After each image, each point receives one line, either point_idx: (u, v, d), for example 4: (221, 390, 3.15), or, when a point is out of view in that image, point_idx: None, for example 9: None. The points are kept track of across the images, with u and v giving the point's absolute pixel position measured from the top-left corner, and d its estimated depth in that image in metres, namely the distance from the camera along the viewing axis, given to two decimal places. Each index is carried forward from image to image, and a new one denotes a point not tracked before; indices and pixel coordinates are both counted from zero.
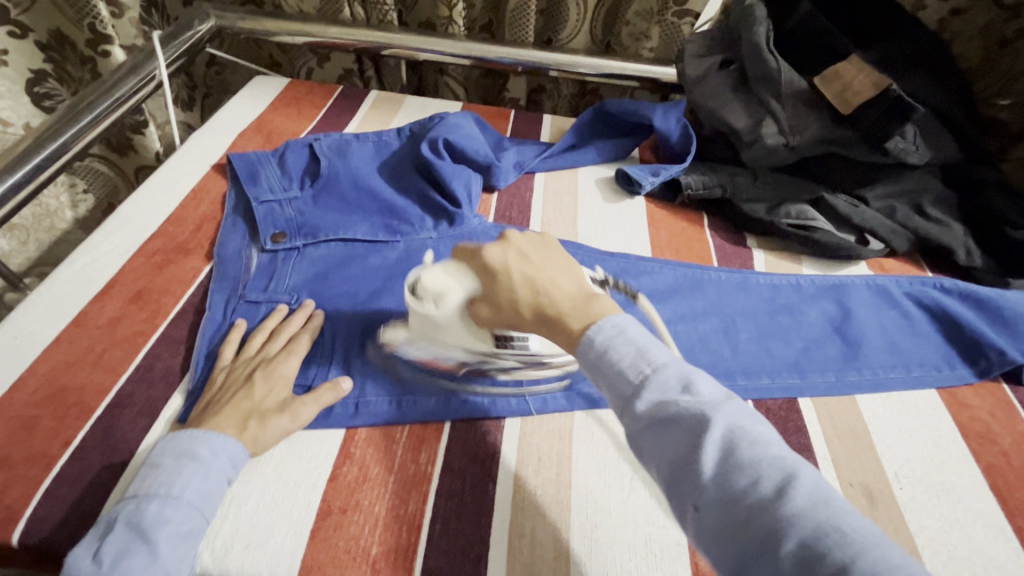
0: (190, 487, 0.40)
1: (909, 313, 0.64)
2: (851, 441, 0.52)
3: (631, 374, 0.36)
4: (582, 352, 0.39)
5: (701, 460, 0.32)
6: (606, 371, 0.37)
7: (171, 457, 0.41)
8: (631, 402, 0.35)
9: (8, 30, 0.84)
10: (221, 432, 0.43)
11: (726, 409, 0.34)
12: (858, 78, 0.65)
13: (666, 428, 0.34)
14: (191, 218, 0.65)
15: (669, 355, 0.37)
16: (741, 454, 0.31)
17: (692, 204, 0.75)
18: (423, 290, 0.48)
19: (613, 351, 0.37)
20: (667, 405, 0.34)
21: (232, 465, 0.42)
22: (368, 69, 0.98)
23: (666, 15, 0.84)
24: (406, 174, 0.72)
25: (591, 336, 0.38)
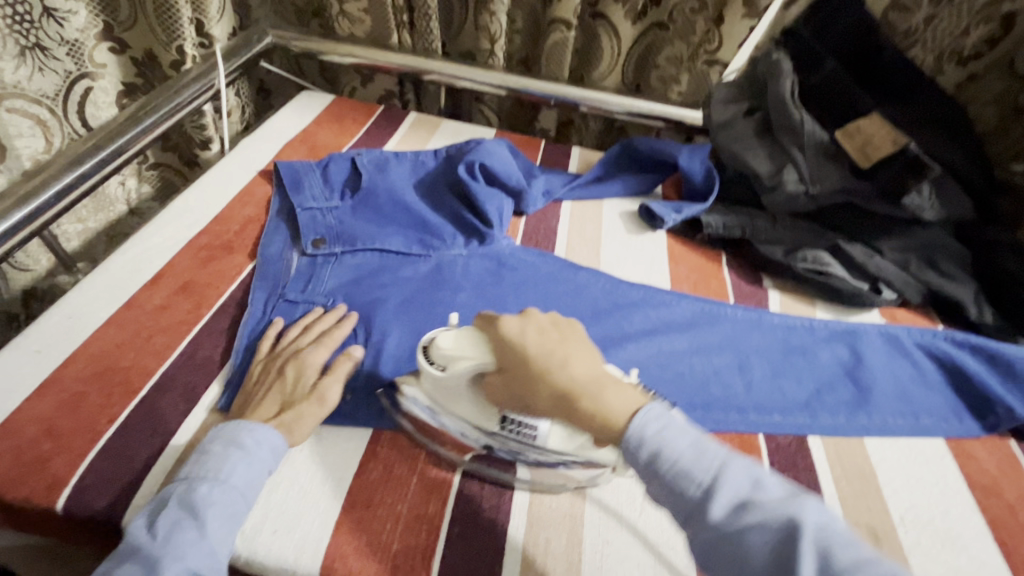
0: (235, 474, 0.41)
1: (919, 363, 0.66)
2: (858, 482, 0.54)
3: (694, 475, 0.38)
4: (631, 451, 0.40)
5: (802, 563, 0.32)
6: (672, 482, 0.38)
7: (221, 444, 0.43)
8: (704, 507, 0.37)
9: (109, 46, 0.82)
10: (264, 423, 0.45)
11: (804, 507, 0.35)
12: (879, 134, 0.68)
13: (748, 534, 0.34)
14: (237, 219, 0.69)
15: (726, 452, 0.39)
16: (841, 557, 0.32)
17: (711, 243, 0.78)
18: (436, 354, 0.47)
19: (667, 447, 0.39)
20: (744, 509, 0.36)
21: (274, 454, 0.44)
22: (409, 92, 1.04)
23: (697, 62, 0.89)
24: (440, 193, 0.76)
25: (637, 426, 0.40)
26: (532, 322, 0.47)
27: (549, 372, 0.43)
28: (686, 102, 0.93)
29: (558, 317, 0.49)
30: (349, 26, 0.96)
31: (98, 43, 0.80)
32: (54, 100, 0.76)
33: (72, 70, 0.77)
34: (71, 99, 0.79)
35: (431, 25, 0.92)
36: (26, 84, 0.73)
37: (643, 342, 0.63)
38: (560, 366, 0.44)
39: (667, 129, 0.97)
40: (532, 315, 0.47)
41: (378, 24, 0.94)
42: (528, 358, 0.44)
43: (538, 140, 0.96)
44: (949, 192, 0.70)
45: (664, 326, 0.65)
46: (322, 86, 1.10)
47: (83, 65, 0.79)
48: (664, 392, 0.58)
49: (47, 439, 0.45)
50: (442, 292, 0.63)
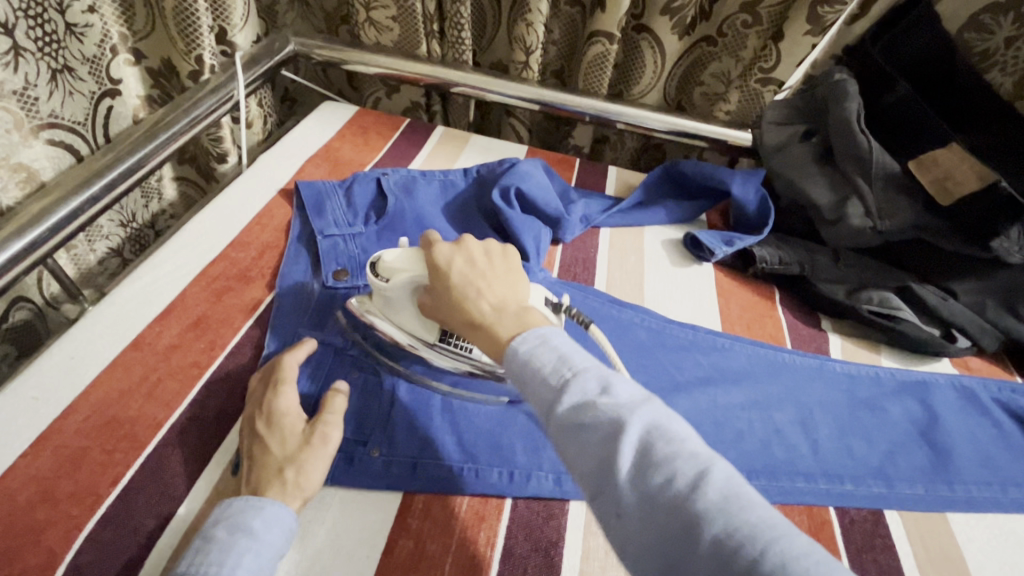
0: (242, 565, 0.36)
1: (1000, 424, 0.59)
2: (948, 569, 0.47)
3: (552, 379, 0.36)
4: (513, 362, 0.39)
5: (624, 458, 0.32)
6: (540, 385, 0.36)
7: (226, 529, 0.38)
8: (552, 407, 0.35)
9: (127, 59, 0.78)
10: (275, 499, 0.40)
11: (644, 409, 0.34)
12: (960, 166, 0.62)
13: (583, 433, 0.34)
14: (255, 244, 0.64)
15: (591, 361, 0.37)
16: (659, 450, 0.32)
17: (763, 278, 0.72)
18: (383, 267, 0.52)
19: (536, 358, 0.38)
20: (588, 408, 0.34)
21: (284, 537, 0.39)
22: (436, 104, 0.98)
23: (749, 82, 0.82)
24: (473, 219, 0.70)
25: (521, 340, 0.39)
26: (468, 246, 0.49)
27: (467, 292, 0.45)
28: (734, 122, 0.86)
29: (494, 245, 0.50)
30: (376, 34, 0.90)
31: (117, 56, 0.76)
32: (84, 125, 0.72)
33: (95, 89, 0.73)
34: (98, 120, 0.75)
35: (462, 34, 0.87)
36: (60, 112, 0.69)
37: (695, 393, 0.57)
38: (480, 289, 0.45)
39: (709, 148, 0.91)
40: (468, 242, 0.49)
41: (407, 32, 0.88)
42: (451, 278, 0.46)
43: (572, 158, 0.91)
44: None
45: (717, 373, 0.59)
46: (345, 95, 1.05)
47: (107, 84, 0.75)
48: (721, 454, 0.53)
49: (43, 506, 0.41)
50: None
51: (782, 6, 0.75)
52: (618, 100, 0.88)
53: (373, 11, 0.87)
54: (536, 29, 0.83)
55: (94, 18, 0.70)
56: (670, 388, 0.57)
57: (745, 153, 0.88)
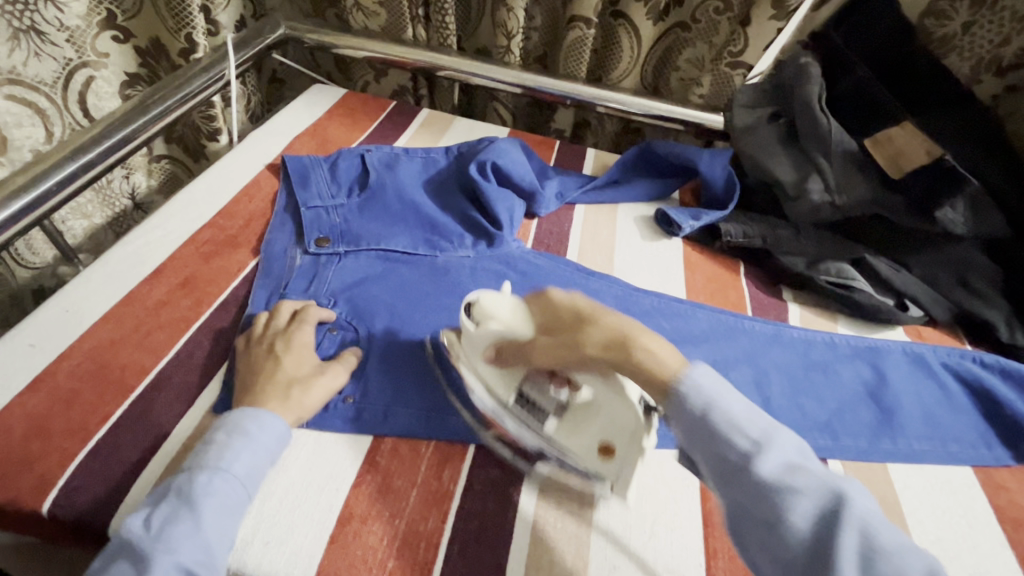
0: (237, 462, 0.41)
1: (947, 386, 0.62)
2: (883, 513, 0.51)
3: (726, 432, 0.39)
4: (675, 407, 0.41)
5: (798, 513, 0.35)
6: (709, 435, 0.39)
7: (225, 433, 0.42)
8: (724, 456, 0.38)
9: (112, 35, 0.81)
10: (269, 412, 0.44)
11: (815, 471, 0.37)
12: (910, 145, 0.66)
13: (755, 485, 0.37)
14: (243, 213, 0.68)
15: (756, 414, 0.40)
16: (799, 499, 0.35)
17: (729, 252, 0.75)
18: (479, 310, 0.48)
19: (708, 407, 0.40)
20: (759, 461, 0.37)
21: (275, 440, 0.43)
22: (423, 88, 1.02)
23: (720, 65, 0.86)
24: (450, 193, 0.73)
25: (685, 386, 0.41)
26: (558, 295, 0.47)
27: (570, 337, 0.44)
28: (707, 106, 0.90)
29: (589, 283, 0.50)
30: (363, 19, 0.94)
31: (102, 32, 0.79)
32: (52, 87, 0.75)
33: (71, 57, 0.76)
34: (70, 84, 0.77)
35: (446, 20, 0.90)
36: (22, 70, 0.72)
37: None
38: (584, 329, 0.44)
39: (685, 131, 0.95)
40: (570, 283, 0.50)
41: (393, 17, 0.92)
42: (569, 314, 0.45)
43: (552, 140, 0.94)
44: (985, 205, 0.65)
45: (676, 335, 0.63)
46: (337, 78, 1.08)
47: (87, 55, 0.78)
48: None
49: (37, 438, 0.44)
50: (450, 297, 0.61)
51: None
52: (596, 84, 0.91)
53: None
54: (516, 14, 0.86)
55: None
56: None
57: (718, 135, 0.91)
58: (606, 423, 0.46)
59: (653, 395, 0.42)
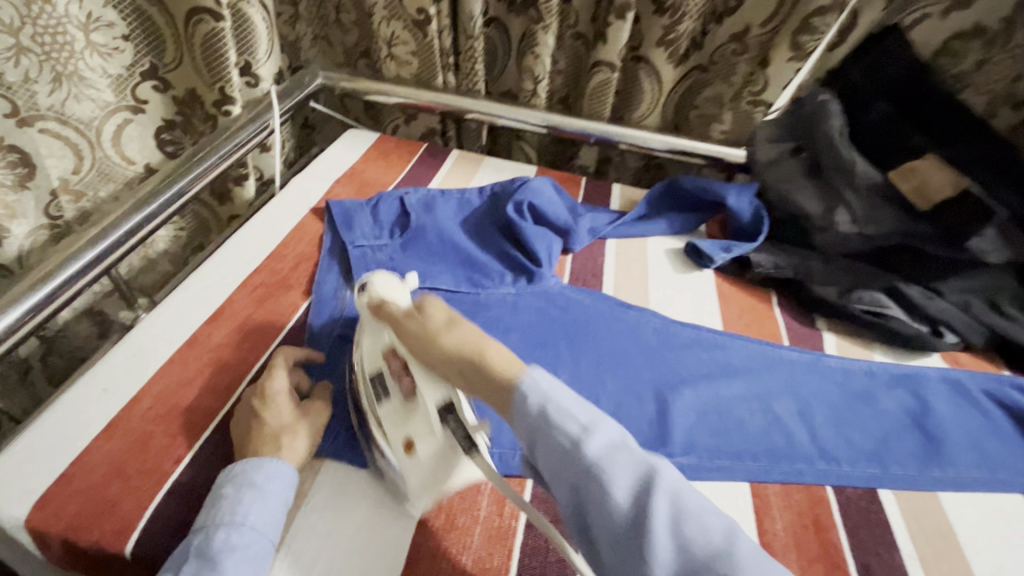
0: (251, 513, 0.42)
1: (989, 413, 0.63)
2: (940, 543, 0.51)
3: (568, 430, 0.38)
4: (516, 409, 0.40)
5: (622, 496, 0.36)
6: (544, 434, 0.39)
7: (231, 487, 0.43)
8: (565, 454, 0.38)
9: (153, 85, 0.86)
10: (273, 457, 0.45)
11: (622, 457, 0.37)
12: (935, 176, 0.70)
13: (599, 477, 0.37)
14: (292, 256, 0.70)
15: (589, 408, 0.40)
16: (615, 478, 0.36)
17: (760, 283, 0.77)
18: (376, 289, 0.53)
19: (549, 405, 0.39)
20: (609, 454, 0.37)
21: (284, 479, 0.44)
22: (451, 130, 1.06)
23: (741, 103, 0.89)
24: (488, 232, 0.76)
25: (523, 387, 0.40)
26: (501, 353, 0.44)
27: (434, 330, 0.46)
28: (729, 141, 0.93)
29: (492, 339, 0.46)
30: (396, 68, 0.98)
31: (142, 81, 0.84)
32: (86, 126, 0.78)
33: (111, 101, 0.81)
34: (105, 125, 0.81)
35: (475, 67, 0.95)
36: (65, 110, 0.75)
37: (697, 386, 0.61)
38: (446, 329, 0.46)
39: (707, 165, 0.98)
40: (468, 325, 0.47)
41: (424, 65, 0.96)
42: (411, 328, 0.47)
43: (578, 177, 0.97)
44: (1013, 232, 0.67)
45: (716, 365, 0.64)
46: (366, 122, 1.13)
47: (130, 101, 0.83)
48: (724, 440, 0.57)
49: (114, 481, 0.46)
50: (497, 334, 0.63)
51: (768, 35, 0.82)
52: (619, 123, 0.94)
53: (393, 47, 0.95)
54: (543, 60, 0.91)
55: (123, 45, 0.79)
56: (675, 380, 0.62)
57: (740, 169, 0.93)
58: (423, 425, 0.45)
59: (496, 400, 0.42)
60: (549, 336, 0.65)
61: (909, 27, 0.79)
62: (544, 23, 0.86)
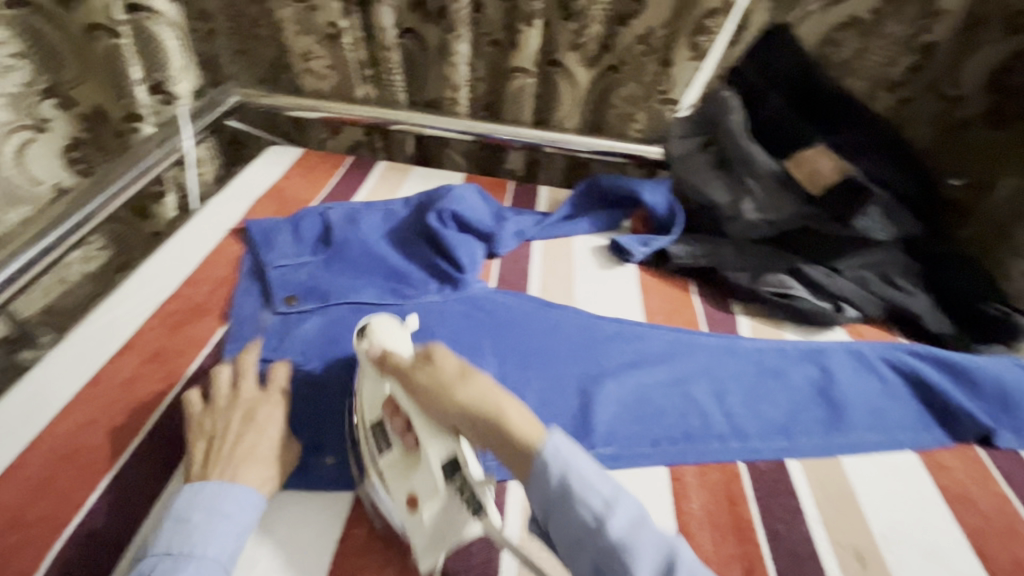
0: (221, 547, 0.42)
1: (886, 378, 0.68)
2: (841, 505, 0.55)
3: (591, 510, 0.39)
4: (535, 481, 0.41)
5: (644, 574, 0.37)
6: (565, 511, 0.39)
7: (201, 513, 0.43)
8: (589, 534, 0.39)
9: (55, 102, 0.84)
10: (245, 485, 0.46)
11: (646, 539, 0.38)
12: (822, 163, 0.74)
13: (620, 560, 0.37)
14: (207, 280, 0.69)
15: (614, 485, 0.40)
16: (638, 560, 0.37)
17: (679, 273, 0.80)
18: (375, 338, 0.51)
19: (570, 483, 0.40)
20: (627, 538, 0.38)
21: (254, 511, 0.45)
22: (377, 141, 1.06)
23: (653, 102, 0.94)
24: (413, 242, 0.77)
25: (543, 457, 0.40)
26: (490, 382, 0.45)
27: (448, 382, 0.44)
28: (645, 138, 0.97)
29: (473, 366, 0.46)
30: (315, 82, 0.97)
31: (41, 99, 0.82)
32: None
33: (10, 119, 0.79)
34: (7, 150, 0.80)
35: (395, 77, 0.95)
36: None
37: (619, 377, 0.64)
38: (459, 380, 0.44)
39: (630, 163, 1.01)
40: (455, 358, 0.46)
41: (342, 78, 0.96)
42: (417, 377, 0.45)
43: (507, 182, 0.98)
44: (894, 214, 0.75)
45: (638, 355, 0.67)
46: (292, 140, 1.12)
47: (31, 120, 0.82)
48: (644, 427, 0.59)
49: (11, 533, 0.44)
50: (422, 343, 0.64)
51: (670, 37, 0.86)
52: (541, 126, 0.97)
53: (309, 61, 0.94)
54: (461, 69, 0.92)
55: (18, 63, 0.78)
56: (598, 374, 0.64)
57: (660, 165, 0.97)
58: (426, 483, 0.44)
59: (514, 462, 0.42)
60: (476, 340, 0.66)
61: (796, 25, 0.85)
62: (457, 32, 0.88)
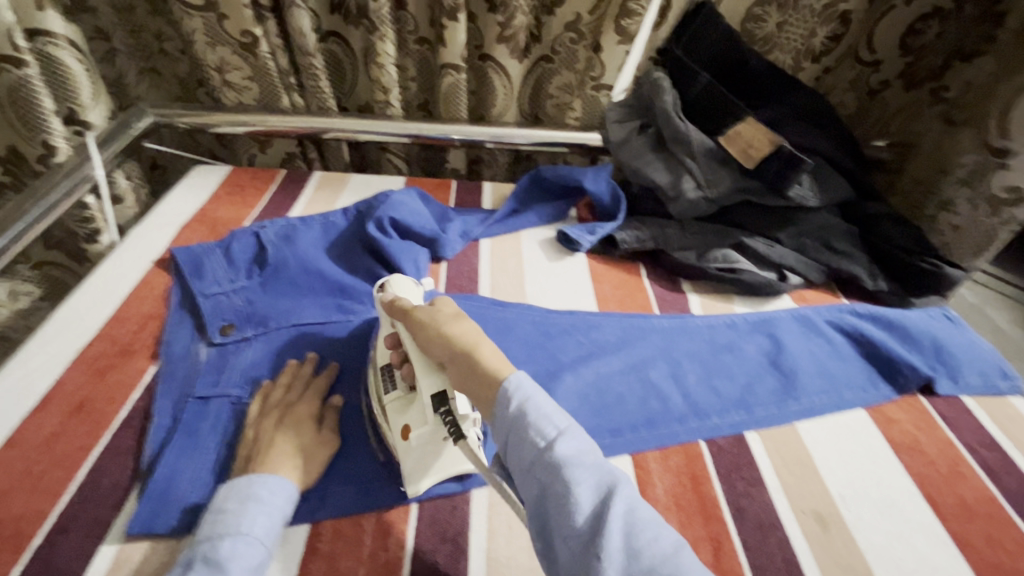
0: (258, 525, 0.43)
1: (832, 340, 0.70)
2: (800, 470, 0.56)
3: (538, 441, 0.41)
4: (496, 412, 0.43)
5: (580, 497, 0.38)
6: (518, 435, 0.41)
7: (235, 501, 0.44)
8: (535, 459, 0.40)
9: None
10: (275, 473, 0.46)
11: (590, 465, 0.40)
12: (756, 137, 0.74)
13: (562, 481, 0.39)
14: (134, 318, 0.64)
15: (567, 418, 0.43)
16: (577, 480, 0.39)
17: (628, 257, 0.82)
18: (389, 288, 0.59)
19: (524, 413, 0.42)
20: (570, 463, 0.39)
21: (287, 502, 0.45)
22: (311, 151, 1.01)
23: (585, 89, 0.93)
24: (355, 253, 0.74)
25: (507, 388, 0.43)
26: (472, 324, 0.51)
27: (441, 319, 0.50)
28: (584, 125, 0.96)
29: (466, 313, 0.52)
30: (235, 94, 0.92)
31: None
32: None
33: None
34: None
35: (321, 83, 0.91)
36: None
37: (576, 369, 0.63)
38: (451, 320, 0.50)
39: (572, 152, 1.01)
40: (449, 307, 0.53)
41: (265, 88, 0.91)
42: (414, 315, 0.52)
43: (450, 181, 0.97)
44: (825, 179, 0.76)
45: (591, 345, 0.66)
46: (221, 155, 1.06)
47: None
48: (605, 417, 0.59)
49: None
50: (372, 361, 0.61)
51: (597, 22, 0.85)
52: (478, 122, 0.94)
53: (226, 73, 0.89)
54: (387, 69, 0.88)
55: None
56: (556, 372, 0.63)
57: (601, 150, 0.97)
58: (419, 413, 0.50)
59: (480, 390, 0.45)
60: None
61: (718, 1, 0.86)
62: (380, 32, 0.84)
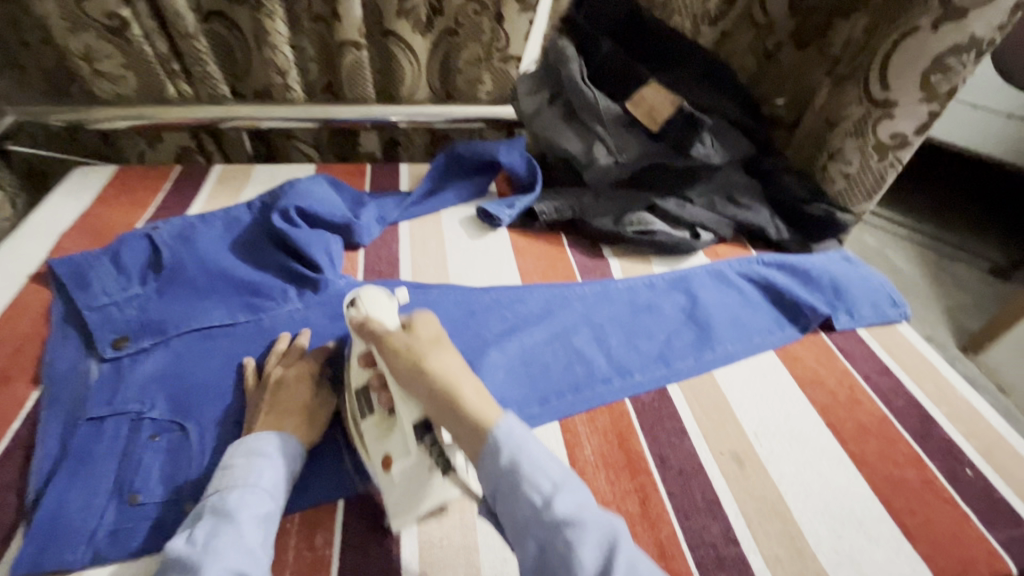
0: (265, 477, 0.45)
1: (743, 290, 0.73)
2: (717, 415, 0.59)
3: (533, 496, 0.39)
4: (487, 457, 0.41)
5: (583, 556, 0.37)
6: (511, 489, 0.40)
7: (242, 456, 0.45)
8: (531, 514, 0.39)
9: None
10: (281, 432, 0.49)
11: (589, 519, 0.38)
12: (658, 100, 0.76)
13: (562, 542, 0.37)
14: (10, 340, 0.58)
15: (564, 468, 0.41)
16: (580, 540, 0.37)
17: (549, 228, 0.81)
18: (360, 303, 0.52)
19: (519, 466, 0.40)
20: (571, 521, 0.38)
21: (294, 463, 0.48)
22: (209, 144, 0.95)
23: (493, 61, 0.91)
24: (261, 248, 0.69)
25: (496, 436, 0.41)
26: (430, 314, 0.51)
27: (421, 349, 0.47)
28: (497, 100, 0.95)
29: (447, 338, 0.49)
30: (111, 86, 0.84)
31: None
32: None
33: None
34: None
35: (209, 69, 0.85)
36: None
37: (502, 344, 0.63)
38: (433, 349, 0.47)
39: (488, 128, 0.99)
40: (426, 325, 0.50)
41: (145, 77, 0.84)
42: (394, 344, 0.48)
43: (363, 166, 0.92)
44: (723, 138, 0.79)
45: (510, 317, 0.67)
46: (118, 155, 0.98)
47: None
48: (532, 388, 0.59)
49: None
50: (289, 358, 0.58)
51: None
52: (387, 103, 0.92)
53: (96, 62, 0.81)
54: (282, 52, 0.83)
55: None
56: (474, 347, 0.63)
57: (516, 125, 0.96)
58: (402, 442, 0.48)
59: (467, 437, 0.43)
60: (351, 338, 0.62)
61: None
62: (266, 9, 0.79)
